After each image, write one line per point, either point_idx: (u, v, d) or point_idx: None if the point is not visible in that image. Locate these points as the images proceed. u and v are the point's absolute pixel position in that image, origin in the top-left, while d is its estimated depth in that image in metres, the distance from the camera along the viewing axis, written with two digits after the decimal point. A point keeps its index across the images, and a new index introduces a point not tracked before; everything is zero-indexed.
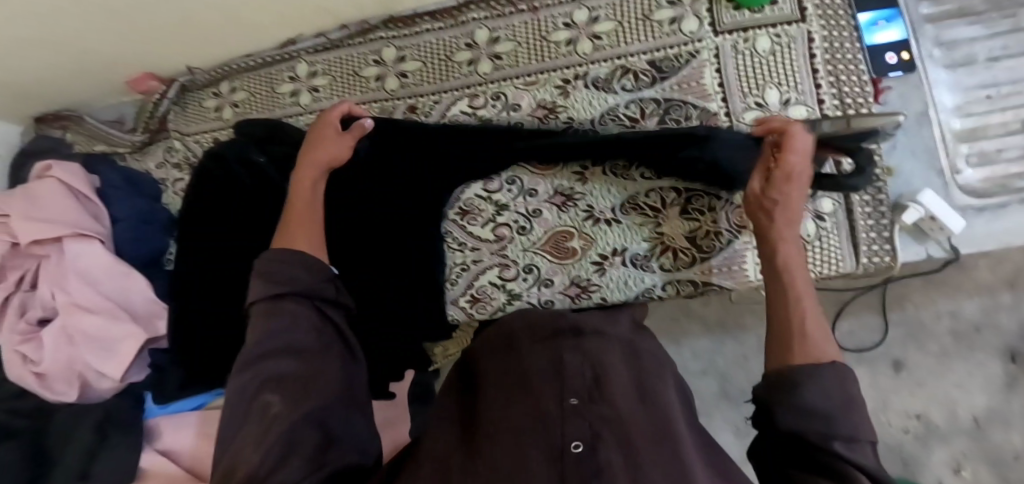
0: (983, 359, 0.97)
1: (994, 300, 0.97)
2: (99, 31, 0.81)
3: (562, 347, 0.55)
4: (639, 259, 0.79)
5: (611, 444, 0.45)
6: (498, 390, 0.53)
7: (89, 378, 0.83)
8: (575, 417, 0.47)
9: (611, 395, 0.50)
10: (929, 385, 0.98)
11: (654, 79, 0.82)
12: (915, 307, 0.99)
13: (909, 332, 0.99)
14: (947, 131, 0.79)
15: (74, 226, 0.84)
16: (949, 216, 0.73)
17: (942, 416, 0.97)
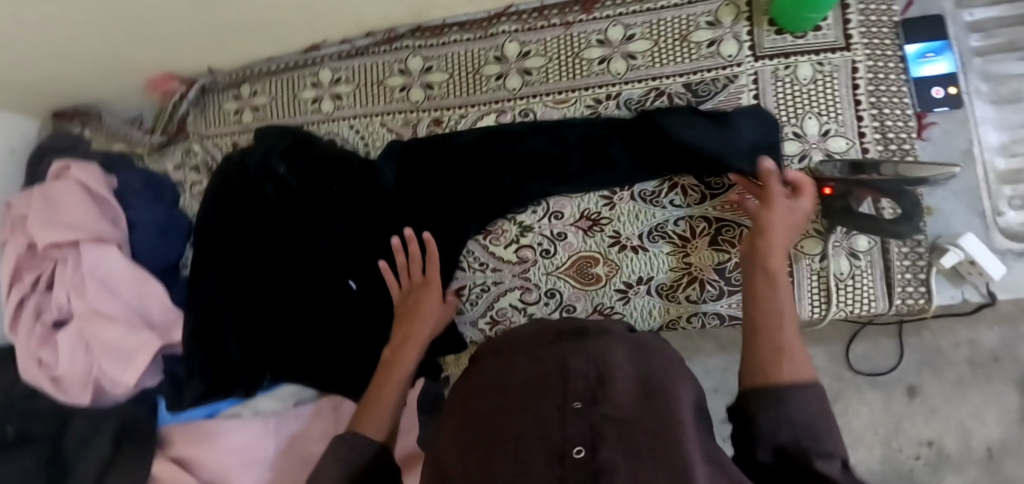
0: (999, 389, 0.90)
1: (1015, 330, 0.90)
2: (122, 35, 0.80)
3: (567, 350, 0.54)
4: (665, 289, 0.78)
5: (612, 445, 0.43)
6: (504, 394, 0.52)
7: (104, 384, 0.83)
8: (575, 420, 0.45)
9: (614, 394, 0.48)
10: (943, 413, 0.92)
11: (688, 103, 0.79)
12: (934, 335, 0.93)
13: (924, 359, 0.93)
14: (990, 171, 0.76)
15: (93, 233, 0.84)
16: (989, 261, 0.70)
17: (955, 444, 0.90)
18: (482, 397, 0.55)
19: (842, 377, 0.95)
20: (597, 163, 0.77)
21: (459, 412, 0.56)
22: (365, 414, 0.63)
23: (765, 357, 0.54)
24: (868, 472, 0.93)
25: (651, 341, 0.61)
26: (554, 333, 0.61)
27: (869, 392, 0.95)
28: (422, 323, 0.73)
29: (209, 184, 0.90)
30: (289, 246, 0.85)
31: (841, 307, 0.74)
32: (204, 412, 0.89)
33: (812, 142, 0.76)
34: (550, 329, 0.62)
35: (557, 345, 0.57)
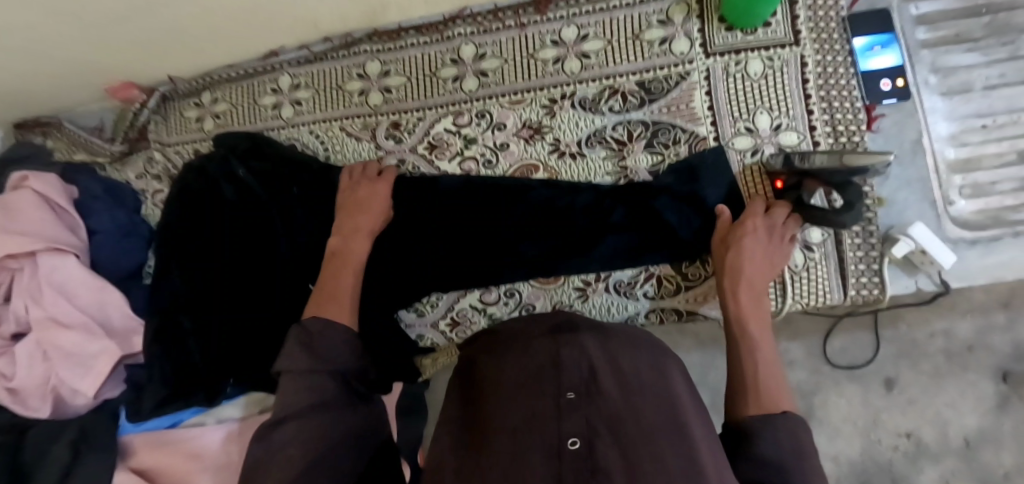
0: (974, 379, 0.91)
1: (988, 320, 0.91)
2: (77, 43, 0.80)
3: (562, 341, 0.55)
4: (623, 286, 0.78)
5: (608, 440, 0.44)
6: (496, 388, 0.53)
7: (63, 394, 0.82)
8: (571, 413, 0.46)
9: (606, 390, 0.49)
10: (920, 403, 0.92)
11: (642, 101, 0.80)
12: (909, 326, 0.93)
13: (901, 350, 0.93)
14: (940, 161, 0.77)
15: (48, 240, 0.83)
16: (940, 250, 0.71)
17: (933, 434, 0.91)
18: (475, 395, 0.56)
19: (820, 371, 0.95)
20: (581, 191, 0.78)
21: (451, 412, 0.57)
22: (329, 301, 0.68)
23: (742, 395, 0.59)
24: (849, 464, 0.93)
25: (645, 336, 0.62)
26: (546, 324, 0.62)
27: (847, 385, 0.95)
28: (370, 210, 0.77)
29: (169, 197, 0.88)
30: (251, 251, 0.85)
31: (797, 299, 0.75)
32: (168, 421, 0.89)
33: (764, 136, 0.77)
34: (541, 322, 0.63)
35: (548, 338, 0.58)
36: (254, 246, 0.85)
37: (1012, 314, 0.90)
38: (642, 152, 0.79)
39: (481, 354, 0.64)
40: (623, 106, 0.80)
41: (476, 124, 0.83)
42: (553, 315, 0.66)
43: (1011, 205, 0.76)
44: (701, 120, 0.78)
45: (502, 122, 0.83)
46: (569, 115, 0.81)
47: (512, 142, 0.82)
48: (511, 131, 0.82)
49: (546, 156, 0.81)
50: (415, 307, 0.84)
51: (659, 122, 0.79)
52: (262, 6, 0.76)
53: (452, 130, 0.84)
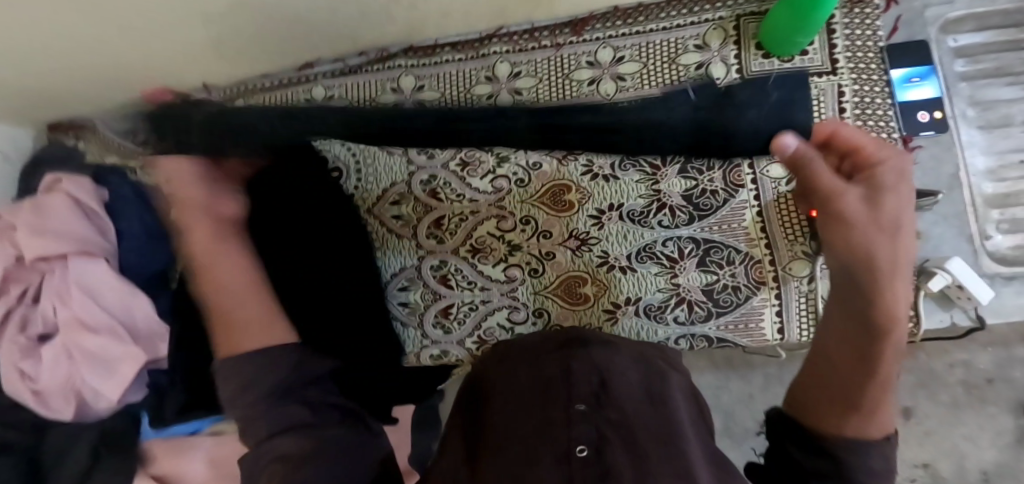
0: (993, 412, 0.90)
1: (1008, 353, 0.90)
2: (120, 49, 0.81)
3: (572, 355, 0.53)
4: (653, 310, 0.78)
5: (617, 447, 0.43)
6: (505, 405, 0.51)
7: (86, 397, 0.83)
8: (580, 420, 0.45)
9: (615, 400, 0.48)
10: (938, 435, 0.91)
11: (677, 125, 0.80)
12: (928, 356, 0.92)
13: (920, 381, 0.92)
14: (978, 195, 0.76)
15: (79, 243, 0.84)
16: (979, 287, 0.70)
17: (949, 466, 0.90)
18: (484, 409, 0.55)
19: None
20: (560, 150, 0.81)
21: (463, 436, 0.56)
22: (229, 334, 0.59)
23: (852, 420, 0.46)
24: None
25: (653, 360, 0.61)
26: (556, 340, 0.61)
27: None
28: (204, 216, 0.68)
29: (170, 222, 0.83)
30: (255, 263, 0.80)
31: None
32: (188, 428, 0.89)
33: None
34: (555, 336, 0.62)
35: (557, 353, 0.57)
36: None
37: None
38: (675, 177, 0.77)
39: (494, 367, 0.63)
40: None
41: (509, 141, 0.83)
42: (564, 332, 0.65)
43: None
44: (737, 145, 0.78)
45: (536, 141, 0.83)
46: (604, 136, 0.81)
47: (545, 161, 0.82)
48: (544, 149, 0.81)
49: (578, 176, 0.79)
50: (440, 323, 0.82)
51: (695, 147, 0.79)
52: (302, 20, 0.77)
53: (485, 147, 0.84)
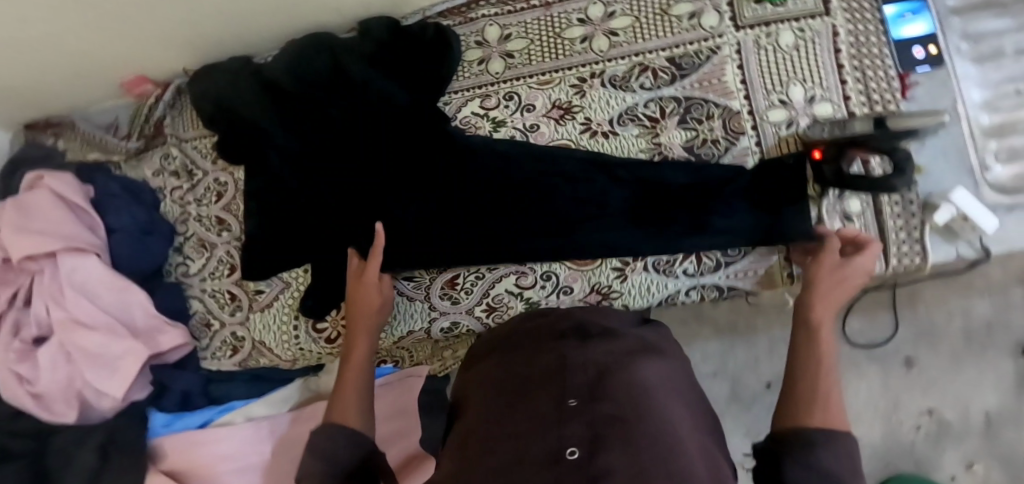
0: (992, 357, 1.06)
1: (1006, 299, 1.06)
2: (93, 21, 0.78)
3: (569, 348, 0.55)
4: (661, 265, 0.77)
5: (610, 447, 0.41)
6: (488, 411, 0.52)
7: (88, 397, 0.80)
8: (572, 418, 0.44)
9: (612, 393, 0.47)
10: (939, 384, 1.08)
11: (674, 77, 0.79)
12: (926, 308, 1.09)
13: (920, 333, 1.09)
14: (975, 127, 0.76)
15: (67, 239, 0.81)
16: (981, 216, 0.71)
17: (953, 412, 1.06)
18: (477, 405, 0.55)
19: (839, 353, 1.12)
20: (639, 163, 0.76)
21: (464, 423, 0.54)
22: (341, 405, 0.62)
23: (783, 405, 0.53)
24: (870, 446, 1.09)
25: (650, 345, 0.59)
26: (554, 328, 0.62)
27: (867, 365, 1.11)
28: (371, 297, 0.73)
29: (283, 60, 0.86)
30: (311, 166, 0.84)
31: None
32: (199, 422, 0.88)
33: (799, 108, 0.76)
34: (551, 326, 0.63)
35: (556, 343, 0.57)
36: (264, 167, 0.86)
37: None
38: (676, 129, 0.78)
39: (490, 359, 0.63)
40: (654, 83, 0.79)
41: (504, 106, 0.82)
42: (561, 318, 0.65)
43: None
44: (734, 94, 0.77)
45: (531, 104, 0.81)
46: (600, 94, 0.80)
47: (541, 124, 0.81)
48: (541, 112, 0.81)
49: (578, 136, 0.79)
50: (448, 294, 0.81)
51: (692, 98, 0.78)
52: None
53: (480, 113, 0.82)
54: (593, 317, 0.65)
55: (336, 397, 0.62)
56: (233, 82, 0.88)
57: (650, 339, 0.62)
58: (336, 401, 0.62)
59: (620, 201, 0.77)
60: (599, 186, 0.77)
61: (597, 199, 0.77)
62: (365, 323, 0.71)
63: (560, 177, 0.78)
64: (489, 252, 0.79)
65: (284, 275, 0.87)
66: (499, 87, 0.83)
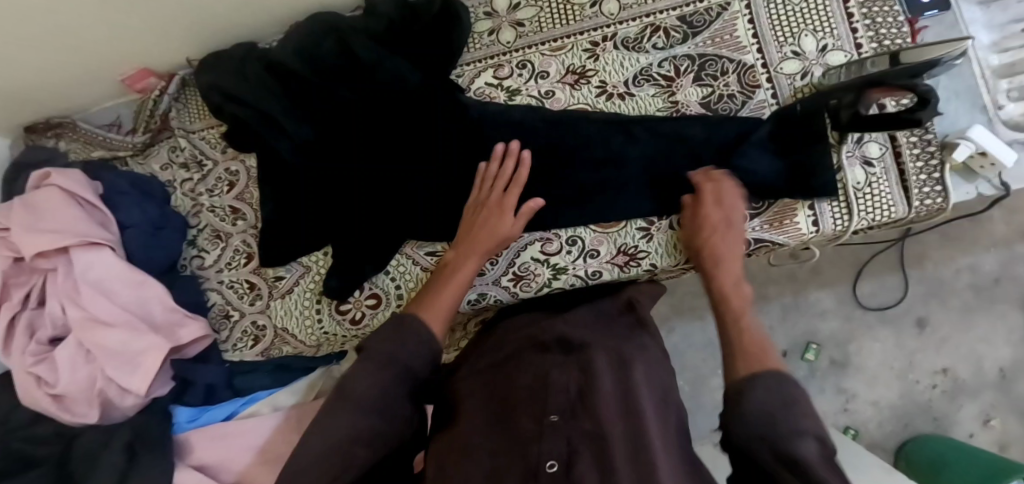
0: (1005, 310, 1.10)
1: (1011, 251, 1.09)
2: (97, 14, 0.76)
3: (552, 363, 0.62)
4: (687, 222, 0.77)
5: (584, 461, 0.53)
6: (474, 418, 0.59)
7: (111, 396, 0.79)
8: (552, 434, 0.54)
9: (588, 411, 0.57)
10: (953, 340, 1.11)
11: (686, 35, 0.79)
12: (935, 265, 1.12)
13: (930, 290, 1.12)
14: (986, 68, 0.77)
15: (80, 235, 0.79)
16: (1000, 150, 0.71)
17: (968, 368, 1.09)
18: (461, 407, 0.62)
19: (853, 317, 1.13)
20: (661, 131, 0.77)
21: (450, 418, 0.62)
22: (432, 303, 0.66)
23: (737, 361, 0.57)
24: (890, 407, 1.11)
25: (627, 346, 0.66)
26: (536, 339, 0.67)
27: (880, 329, 1.13)
28: (490, 232, 0.73)
29: (292, 40, 0.82)
30: (324, 151, 0.83)
31: (863, 216, 0.75)
32: (224, 414, 0.86)
33: (812, 59, 0.77)
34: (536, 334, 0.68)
35: (537, 357, 0.64)
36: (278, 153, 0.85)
37: None
38: (692, 86, 0.78)
39: (478, 361, 0.69)
40: (667, 42, 0.79)
41: (518, 75, 0.82)
42: (552, 320, 0.70)
43: None
44: (747, 48, 0.78)
45: (545, 70, 0.81)
46: (613, 57, 0.80)
47: (557, 90, 0.80)
48: (555, 78, 0.81)
49: (594, 100, 0.80)
50: None
51: (705, 54, 0.78)
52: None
53: (494, 84, 0.82)
54: (574, 325, 0.69)
55: (440, 296, 0.67)
56: (237, 69, 0.85)
57: (627, 335, 0.68)
58: (432, 300, 0.66)
59: (643, 167, 0.77)
60: (623, 152, 0.77)
61: (615, 161, 0.78)
62: (490, 244, 0.72)
63: (582, 145, 0.78)
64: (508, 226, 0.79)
65: (304, 260, 0.86)
66: (512, 56, 0.82)
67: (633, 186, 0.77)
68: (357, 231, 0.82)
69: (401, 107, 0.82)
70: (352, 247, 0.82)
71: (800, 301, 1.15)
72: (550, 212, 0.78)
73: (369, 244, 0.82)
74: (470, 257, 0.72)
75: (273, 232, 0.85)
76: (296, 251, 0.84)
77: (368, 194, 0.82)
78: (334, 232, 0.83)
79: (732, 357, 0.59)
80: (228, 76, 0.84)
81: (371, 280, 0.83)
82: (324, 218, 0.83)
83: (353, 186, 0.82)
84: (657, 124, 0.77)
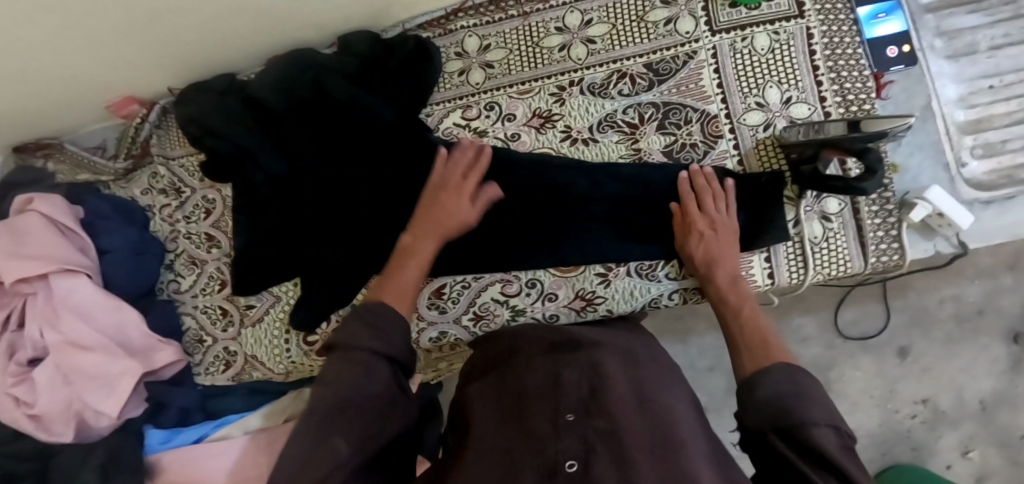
0: (987, 342, 1.08)
1: (997, 282, 1.08)
2: (77, 47, 0.78)
3: (563, 365, 0.61)
4: (644, 269, 0.78)
5: (605, 460, 0.47)
6: (491, 422, 0.57)
7: (86, 418, 0.81)
8: (569, 433, 0.50)
9: (603, 408, 0.53)
10: (935, 370, 1.09)
11: (651, 83, 0.80)
12: (919, 294, 1.10)
13: (914, 317, 1.10)
14: (951, 124, 0.77)
15: (59, 262, 0.82)
16: (958, 212, 0.71)
17: (948, 398, 1.08)
18: (473, 414, 0.60)
19: (834, 345, 1.11)
20: (627, 178, 0.77)
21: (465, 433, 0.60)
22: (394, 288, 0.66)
23: (750, 352, 0.60)
24: (869, 436, 1.10)
25: (643, 361, 0.65)
26: (547, 343, 0.67)
27: (862, 356, 1.11)
28: (445, 212, 0.73)
29: (269, 78, 0.84)
30: (297, 183, 0.84)
31: (819, 270, 0.75)
32: (195, 437, 0.87)
33: (775, 110, 0.77)
34: (548, 336, 0.68)
35: (547, 359, 0.64)
36: (251, 184, 0.86)
37: (1017, 275, 1.08)
38: (655, 134, 0.79)
39: (489, 367, 0.69)
40: (633, 89, 0.80)
41: (485, 116, 0.83)
42: (556, 330, 0.70)
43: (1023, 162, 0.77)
44: (711, 98, 0.78)
45: (512, 113, 0.82)
46: (579, 102, 0.81)
47: (523, 132, 0.82)
48: (521, 121, 0.82)
49: (559, 144, 0.81)
50: (435, 303, 0.82)
51: (670, 103, 0.79)
52: (254, 1, 0.76)
53: (462, 124, 0.83)
54: (585, 333, 0.70)
55: (401, 290, 0.66)
56: (216, 102, 0.86)
57: (635, 346, 0.69)
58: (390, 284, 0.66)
59: (607, 212, 0.78)
60: (589, 196, 0.78)
61: (579, 206, 0.78)
62: (446, 225, 0.72)
63: (549, 188, 0.79)
64: (474, 265, 0.80)
65: (274, 290, 0.88)
66: (481, 98, 0.84)
67: (597, 232, 0.78)
68: (327, 264, 0.83)
69: (377, 141, 0.83)
70: (322, 279, 0.84)
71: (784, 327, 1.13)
72: (516, 254, 0.79)
73: (339, 278, 0.83)
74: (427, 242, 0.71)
75: (247, 261, 0.87)
76: (269, 280, 0.87)
77: (341, 227, 0.83)
78: (306, 263, 0.84)
79: (744, 357, 0.60)
80: (206, 107, 0.86)
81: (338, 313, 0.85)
82: (295, 250, 0.85)
83: (327, 218, 0.84)
84: (623, 169, 0.78)
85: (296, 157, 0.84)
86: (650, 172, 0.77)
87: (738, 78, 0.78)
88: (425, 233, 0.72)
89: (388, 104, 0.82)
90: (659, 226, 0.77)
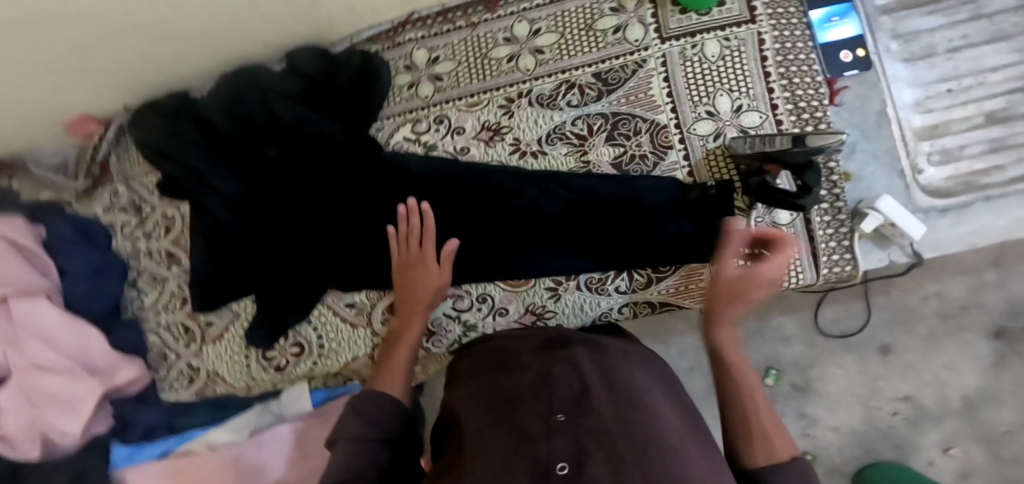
0: (970, 338, 1.02)
1: (980, 278, 1.01)
2: (27, 74, 0.79)
3: (555, 361, 0.55)
4: (594, 283, 0.77)
5: (600, 461, 0.38)
6: (479, 431, 0.49)
7: (53, 437, 0.82)
8: (560, 432, 0.42)
9: (598, 406, 0.45)
10: (918, 367, 1.03)
11: (600, 93, 0.78)
12: (902, 292, 1.03)
13: (896, 317, 1.03)
14: (907, 129, 0.76)
15: (19, 284, 0.82)
16: (908, 223, 0.70)
17: (932, 396, 1.02)
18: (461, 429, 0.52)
19: (816, 343, 1.05)
20: (578, 190, 0.76)
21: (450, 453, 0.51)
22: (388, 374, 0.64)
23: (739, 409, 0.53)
24: (851, 434, 1.04)
25: (627, 363, 0.57)
26: (537, 344, 0.62)
27: (844, 354, 1.05)
28: (421, 288, 0.72)
29: (218, 96, 0.84)
30: (250, 199, 0.84)
31: None
32: (159, 452, 0.91)
33: (726, 119, 0.75)
34: (536, 341, 0.63)
35: (538, 357, 0.58)
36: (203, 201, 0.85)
37: (1001, 271, 1.01)
38: (604, 146, 0.78)
39: (479, 370, 0.63)
40: (581, 100, 0.79)
41: (435, 130, 0.82)
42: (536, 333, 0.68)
43: (980, 167, 0.75)
44: (661, 108, 0.77)
45: (461, 126, 0.81)
46: (528, 113, 0.80)
47: (472, 146, 0.81)
48: (471, 134, 0.81)
49: (508, 157, 0.80)
50: None
51: (619, 113, 0.78)
52: (196, 22, 0.76)
53: (412, 138, 0.83)
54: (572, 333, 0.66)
55: (389, 367, 0.65)
56: (169, 123, 0.86)
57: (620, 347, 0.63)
58: (386, 367, 0.65)
59: (555, 226, 0.76)
60: (539, 209, 0.77)
61: (531, 219, 0.77)
62: (424, 300, 0.72)
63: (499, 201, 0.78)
64: None
65: (232, 306, 0.89)
66: (431, 111, 0.83)
67: (547, 245, 0.77)
68: (283, 279, 0.84)
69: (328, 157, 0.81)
70: (279, 294, 0.84)
71: (763, 326, 1.06)
72: (468, 270, 0.78)
73: (296, 293, 0.84)
74: (413, 319, 0.71)
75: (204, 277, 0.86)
76: (228, 295, 0.87)
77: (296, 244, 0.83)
78: (263, 279, 0.84)
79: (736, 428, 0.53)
80: (159, 127, 0.86)
81: (294, 329, 0.86)
82: (250, 267, 0.84)
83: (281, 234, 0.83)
84: (572, 180, 0.76)
85: (247, 175, 0.84)
86: (600, 184, 0.76)
87: (688, 87, 0.77)
88: (409, 310, 0.72)
89: (340, 120, 0.82)
90: (621, 235, 0.75)
